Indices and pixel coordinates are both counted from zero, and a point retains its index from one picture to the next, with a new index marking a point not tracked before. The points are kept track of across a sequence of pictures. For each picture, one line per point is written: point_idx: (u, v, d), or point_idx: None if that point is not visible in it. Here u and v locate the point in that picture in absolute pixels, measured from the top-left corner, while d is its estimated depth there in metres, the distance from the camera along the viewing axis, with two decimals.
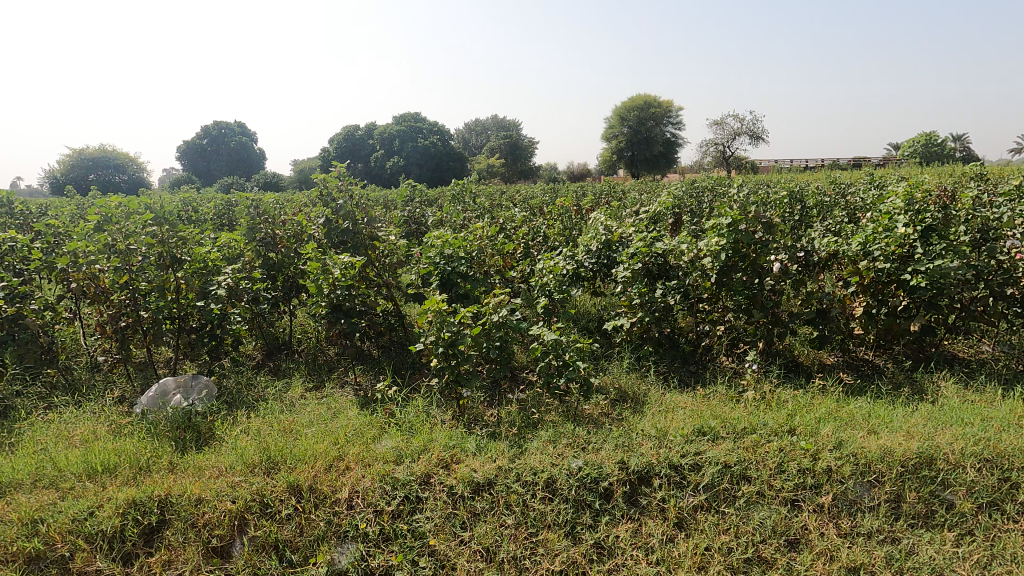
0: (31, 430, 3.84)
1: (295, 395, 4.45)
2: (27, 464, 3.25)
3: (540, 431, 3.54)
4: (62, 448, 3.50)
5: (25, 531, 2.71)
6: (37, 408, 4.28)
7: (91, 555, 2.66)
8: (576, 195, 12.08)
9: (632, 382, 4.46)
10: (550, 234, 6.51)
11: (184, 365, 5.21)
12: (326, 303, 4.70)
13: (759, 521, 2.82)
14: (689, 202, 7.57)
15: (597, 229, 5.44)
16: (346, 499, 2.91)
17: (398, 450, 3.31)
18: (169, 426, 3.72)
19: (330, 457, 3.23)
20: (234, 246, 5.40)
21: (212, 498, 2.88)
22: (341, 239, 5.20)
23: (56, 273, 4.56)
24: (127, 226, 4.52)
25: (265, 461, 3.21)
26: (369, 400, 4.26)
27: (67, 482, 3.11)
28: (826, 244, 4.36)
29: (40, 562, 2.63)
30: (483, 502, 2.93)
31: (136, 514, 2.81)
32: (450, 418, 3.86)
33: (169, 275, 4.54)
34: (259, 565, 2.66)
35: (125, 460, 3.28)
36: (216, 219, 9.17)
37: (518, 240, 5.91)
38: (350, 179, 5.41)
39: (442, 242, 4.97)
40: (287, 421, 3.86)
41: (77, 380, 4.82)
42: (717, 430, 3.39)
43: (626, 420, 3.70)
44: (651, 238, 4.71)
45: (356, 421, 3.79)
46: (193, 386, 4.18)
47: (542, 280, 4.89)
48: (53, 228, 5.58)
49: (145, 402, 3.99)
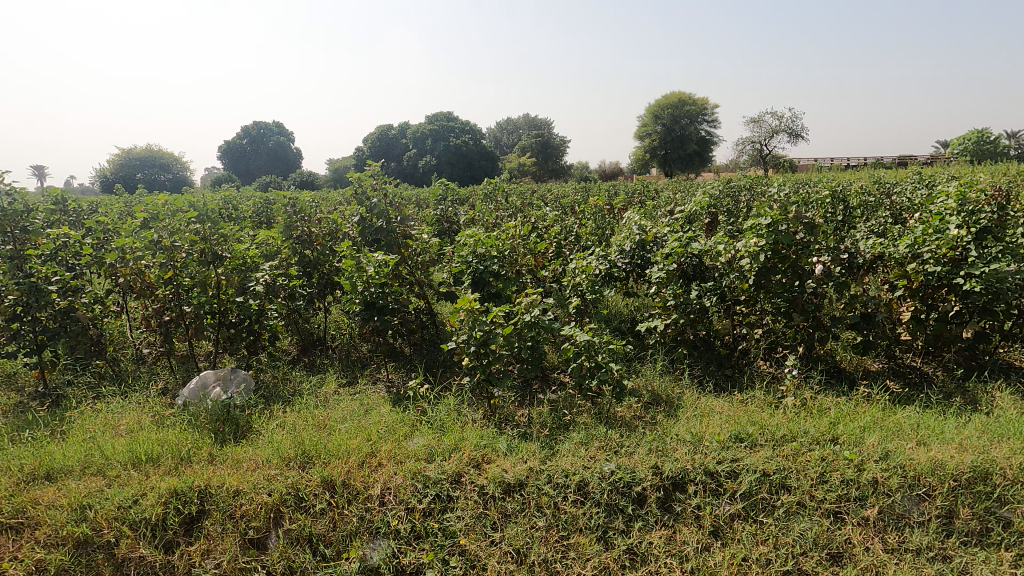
0: (81, 418, 4.00)
1: (329, 391, 4.55)
2: (77, 451, 3.37)
3: (572, 433, 3.50)
4: (109, 437, 3.62)
5: (74, 516, 2.81)
6: (86, 398, 4.47)
7: (135, 542, 2.72)
8: (608, 194, 11.91)
9: (666, 385, 4.37)
10: (582, 234, 6.48)
11: (223, 359, 5.33)
12: (360, 300, 4.80)
13: (799, 532, 2.73)
14: (725, 202, 7.37)
15: (631, 229, 5.40)
16: (378, 495, 2.93)
17: (430, 448, 3.33)
18: (208, 419, 3.80)
19: (363, 454, 3.27)
20: (271, 244, 5.54)
21: (249, 491, 2.93)
22: (374, 237, 5.33)
23: (105, 268, 4.89)
24: (172, 223, 4.69)
25: (299, 455, 3.26)
26: (401, 397, 4.29)
27: (114, 470, 3.21)
28: (870, 245, 4.24)
29: (88, 546, 2.71)
30: (514, 503, 2.91)
31: (177, 504, 2.86)
32: (481, 418, 3.85)
33: (210, 272, 4.71)
34: (294, 559, 2.69)
35: (168, 450, 3.38)
36: (255, 218, 9.24)
37: (549, 239, 5.93)
38: (383, 178, 5.53)
39: (474, 241, 4.90)
40: (321, 416, 3.93)
41: (124, 371, 5.02)
42: (755, 436, 3.30)
43: (660, 424, 3.62)
44: (686, 238, 4.64)
45: (388, 418, 3.83)
46: (231, 379, 4.33)
47: (574, 280, 4.89)
48: (103, 226, 5.77)
49: (186, 394, 4.15)
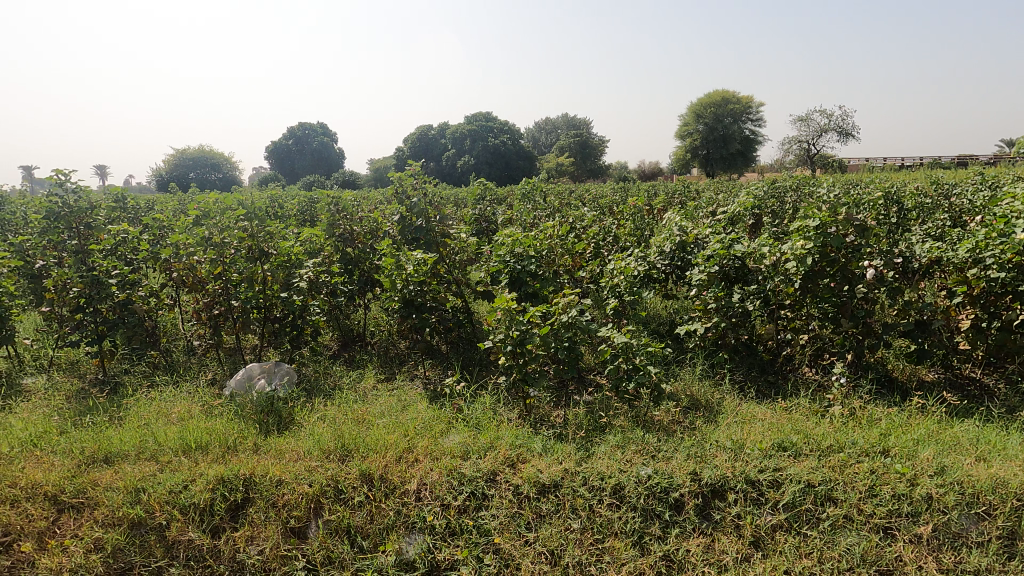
0: (136, 405, 4.20)
1: (367, 386, 4.64)
2: (132, 437, 3.54)
3: (608, 435, 3.46)
4: (162, 424, 3.80)
5: (129, 498, 2.95)
6: (141, 386, 4.70)
7: (184, 526, 2.84)
8: (647, 195, 11.74)
9: (705, 389, 4.27)
10: (621, 234, 6.41)
11: (268, 353, 5.51)
12: (399, 298, 4.90)
13: (845, 547, 2.62)
14: (770, 203, 7.16)
15: (671, 229, 5.31)
16: (414, 491, 2.97)
17: (465, 445, 3.36)
18: (254, 411, 3.94)
19: (400, 449, 3.32)
20: (314, 241, 5.62)
21: (291, 481, 3.01)
22: (414, 236, 5.42)
23: (160, 263, 5.11)
24: (222, 221, 4.96)
25: (339, 448, 3.33)
26: (438, 394, 4.33)
27: (166, 456, 3.36)
28: (926, 249, 3.95)
29: (142, 527, 2.84)
30: (549, 504, 2.90)
31: (223, 491, 2.97)
32: (516, 417, 3.86)
33: (256, 267, 4.94)
34: (332, 549, 2.75)
35: (216, 439, 3.51)
36: (299, 216, 9.51)
37: (587, 239, 5.90)
38: (423, 177, 5.61)
39: (512, 241, 4.91)
40: (360, 410, 4.02)
41: (175, 362, 5.25)
42: (799, 446, 3.19)
43: (700, 429, 3.54)
44: (729, 239, 4.54)
45: (425, 414, 3.88)
46: (275, 372, 4.48)
47: (612, 281, 4.84)
48: (159, 223, 6.04)
49: (235, 385, 4.32)
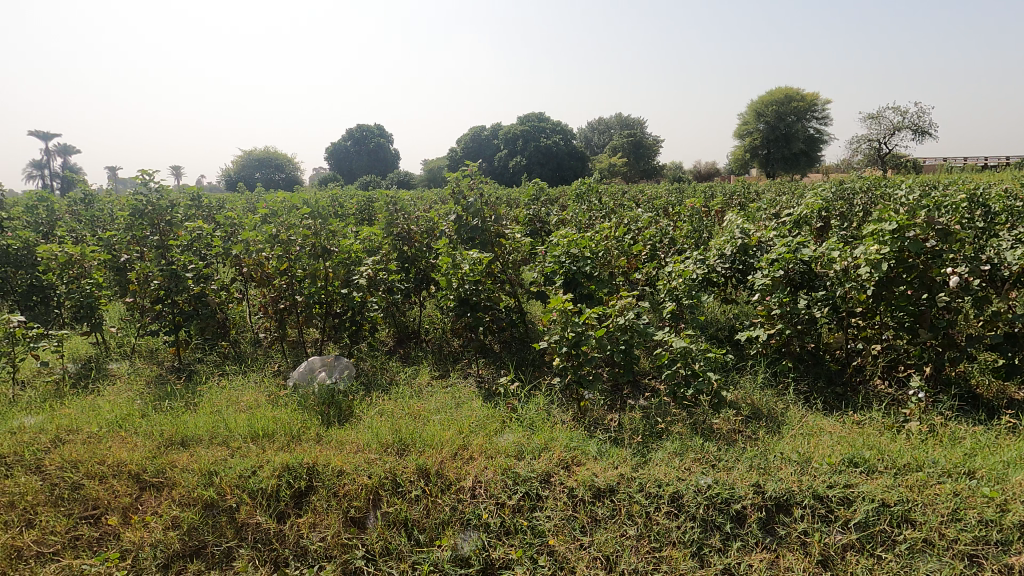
0: (209, 392, 4.44)
1: (422, 382, 4.73)
2: (206, 422, 3.74)
3: (665, 442, 3.38)
4: (232, 411, 4.00)
5: (203, 480, 3.12)
6: (213, 374, 4.97)
7: (253, 509, 2.97)
8: (705, 196, 11.43)
9: (768, 399, 4.11)
10: (678, 236, 6.27)
11: (328, 347, 5.71)
12: (454, 296, 5.00)
13: (925, 573, 2.45)
14: (839, 205, 6.81)
15: (732, 232, 5.11)
16: (469, 487, 3.01)
17: (519, 445, 3.37)
18: (317, 402, 4.09)
19: (455, 446, 3.36)
20: (373, 240, 5.71)
21: (351, 472, 3.11)
22: (469, 235, 5.49)
23: (230, 258, 5.39)
24: (288, 219, 5.20)
25: (396, 442, 3.41)
26: (491, 393, 4.37)
27: (236, 442, 3.53)
28: (1019, 258, 3.66)
29: (214, 509, 3.00)
30: (604, 509, 2.87)
31: (288, 478, 3.10)
32: (570, 419, 3.83)
33: (319, 264, 5.10)
34: (390, 540, 2.81)
35: (281, 428, 3.66)
36: (358, 215, 9.81)
37: (643, 241, 5.79)
38: (480, 178, 5.67)
39: (568, 242, 4.87)
40: (416, 406, 4.10)
41: (243, 352, 5.52)
42: (872, 462, 3.02)
43: (762, 440, 3.41)
44: (795, 243, 4.27)
45: (479, 412, 3.91)
46: (335, 365, 4.64)
47: (670, 284, 4.73)
48: (231, 220, 6.39)
49: (297, 376, 4.53)
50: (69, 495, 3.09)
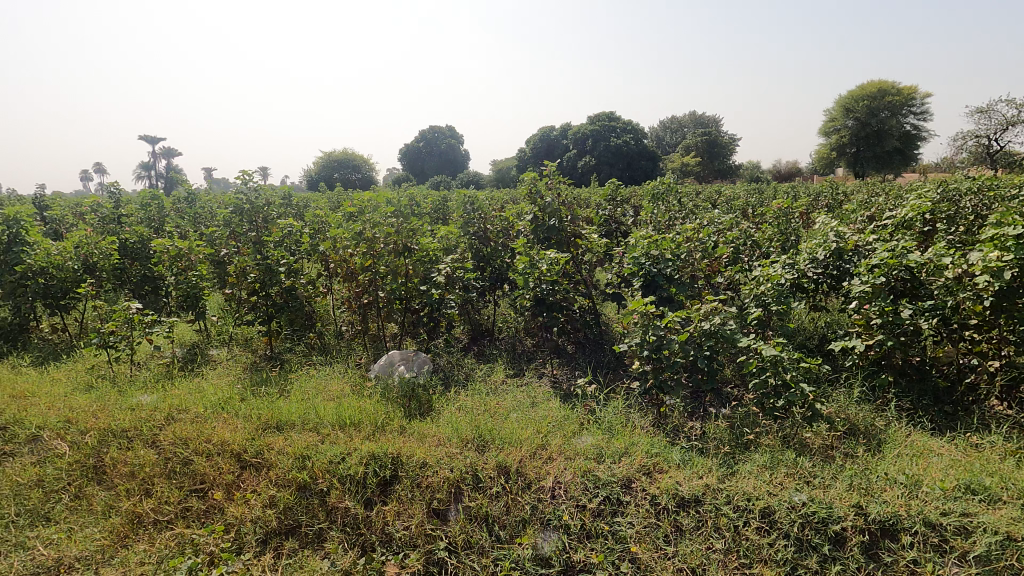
0: (299, 380, 4.71)
1: (498, 380, 4.78)
2: (299, 409, 3.96)
3: (753, 454, 3.23)
4: (321, 399, 4.22)
5: (297, 463, 3.31)
6: (302, 364, 5.26)
7: (342, 494, 3.11)
8: (790, 197, 10.83)
9: (866, 414, 3.83)
10: (764, 239, 5.98)
11: (406, 342, 5.90)
12: (530, 296, 5.01)
13: None
14: (948, 208, 6.25)
15: (826, 235, 4.81)
16: (549, 488, 3.01)
17: (599, 448, 3.33)
18: (399, 395, 4.23)
19: (534, 445, 3.37)
20: (450, 237, 5.71)
21: (434, 465, 3.19)
22: (546, 236, 5.49)
23: (318, 254, 5.82)
24: (373, 217, 5.29)
25: (476, 438, 3.47)
26: (568, 394, 4.35)
27: (326, 429, 3.71)
28: None
29: (307, 491, 3.17)
30: (689, 519, 2.78)
31: (375, 466, 3.22)
32: (650, 425, 3.75)
33: (400, 261, 5.25)
34: (471, 534, 2.86)
35: (367, 418, 3.82)
36: (434, 214, 10.06)
37: (727, 243, 5.57)
38: (558, 177, 5.65)
39: (648, 243, 4.76)
40: (494, 403, 4.15)
41: (329, 344, 5.81)
42: (993, 490, 2.74)
43: (862, 459, 3.18)
44: (899, 247, 3.97)
45: (556, 413, 3.90)
46: (414, 360, 4.76)
47: (757, 289, 4.51)
48: (319, 218, 6.71)
49: (377, 369, 4.69)
50: (180, 470, 3.36)
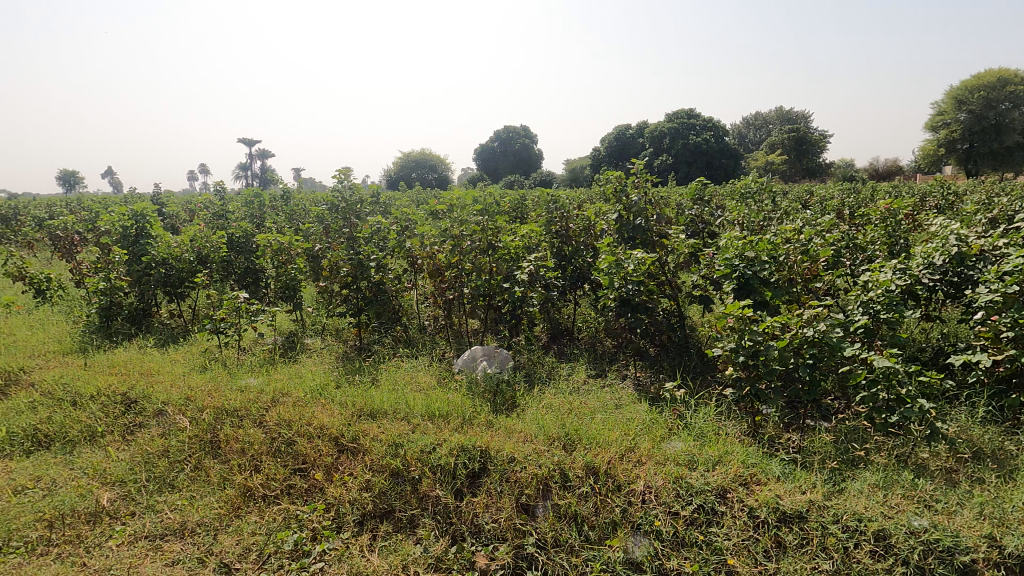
0: (388, 370, 4.90)
1: (580, 379, 4.75)
2: (390, 398, 4.12)
3: (863, 472, 3.01)
4: (410, 390, 4.37)
5: (391, 451, 3.44)
6: (389, 355, 5.47)
7: (433, 483, 3.21)
8: (896, 197, 9.97)
9: (994, 436, 3.46)
10: (870, 242, 5.54)
11: (488, 337, 6.00)
12: (615, 296, 4.88)
13: None
14: None
15: (945, 238, 4.39)
16: (640, 492, 2.95)
17: (691, 454, 3.22)
18: (484, 390, 4.30)
19: (623, 447, 3.32)
20: (533, 237, 5.93)
21: (522, 460, 3.21)
22: (631, 235, 5.40)
23: (403, 251, 5.98)
24: (460, 214, 5.43)
25: (563, 437, 3.46)
26: (654, 398, 4.25)
27: (416, 419, 3.83)
28: None
29: (400, 477, 3.29)
30: (793, 536, 2.63)
31: (464, 458, 3.29)
32: (744, 434, 3.59)
33: (484, 259, 5.34)
34: (560, 532, 2.85)
35: (455, 410, 3.92)
36: (512, 212, 10.14)
37: (828, 246, 5.22)
38: (646, 175, 5.52)
39: (742, 244, 4.55)
40: (578, 403, 4.12)
41: (414, 337, 6.01)
42: None
43: (992, 485, 2.88)
44: None
45: (643, 416, 3.82)
46: (494, 356, 4.82)
47: (865, 295, 4.19)
48: (406, 215, 6.93)
49: (461, 363, 4.80)
50: (285, 449, 3.59)
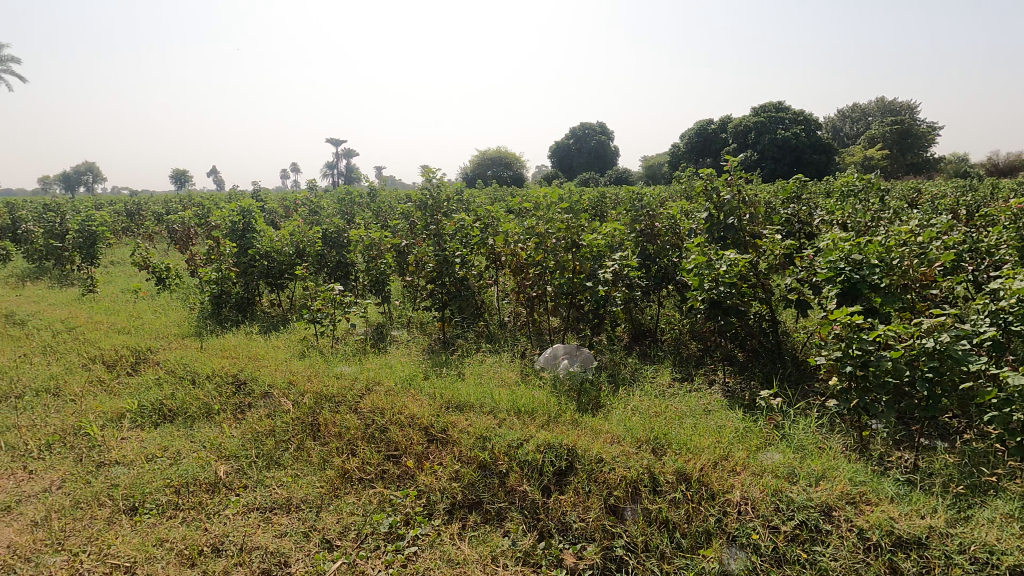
0: (472, 365, 5.02)
1: (666, 382, 4.63)
2: (476, 392, 4.21)
3: (993, 500, 2.73)
4: (495, 386, 4.44)
5: (479, 443, 3.51)
6: (472, 349, 5.60)
7: (521, 478, 3.25)
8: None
9: None
10: (998, 246, 4.99)
11: (569, 336, 5.98)
12: (705, 298, 4.71)
13: None
14: None
15: None
16: (736, 502, 2.83)
17: (791, 467, 3.06)
18: (569, 389, 4.30)
19: (716, 455, 3.20)
20: (614, 236, 5.71)
21: (610, 462, 3.18)
22: (722, 234, 5.19)
23: (486, 247, 6.06)
24: (547, 213, 5.51)
25: (652, 441, 3.39)
26: (746, 405, 4.07)
27: (502, 413, 3.90)
28: None
29: (488, 470, 3.36)
30: (910, 563, 2.43)
31: (551, 455, 3.31)
32: (850, 449, 3.35)
33: (569, 257, 5.33)
34: (651, 537, 2.80)
35: (541, 408, 3.94)
36: (592, 211, 10.04)
37: (947, 249, 4.76)
38: (739, 173, 5.29)
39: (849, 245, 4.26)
40: (666, 407, 4.02)
41: (495, 333, 6.11)
42: None
43: None
44: None
45: (737, 424, 3.66)
46: (576, 354, 4.81)
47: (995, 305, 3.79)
48: (489, 213, 7.02)
49: (543, 361, 4.84)
50: (378, 435, 3.77)
